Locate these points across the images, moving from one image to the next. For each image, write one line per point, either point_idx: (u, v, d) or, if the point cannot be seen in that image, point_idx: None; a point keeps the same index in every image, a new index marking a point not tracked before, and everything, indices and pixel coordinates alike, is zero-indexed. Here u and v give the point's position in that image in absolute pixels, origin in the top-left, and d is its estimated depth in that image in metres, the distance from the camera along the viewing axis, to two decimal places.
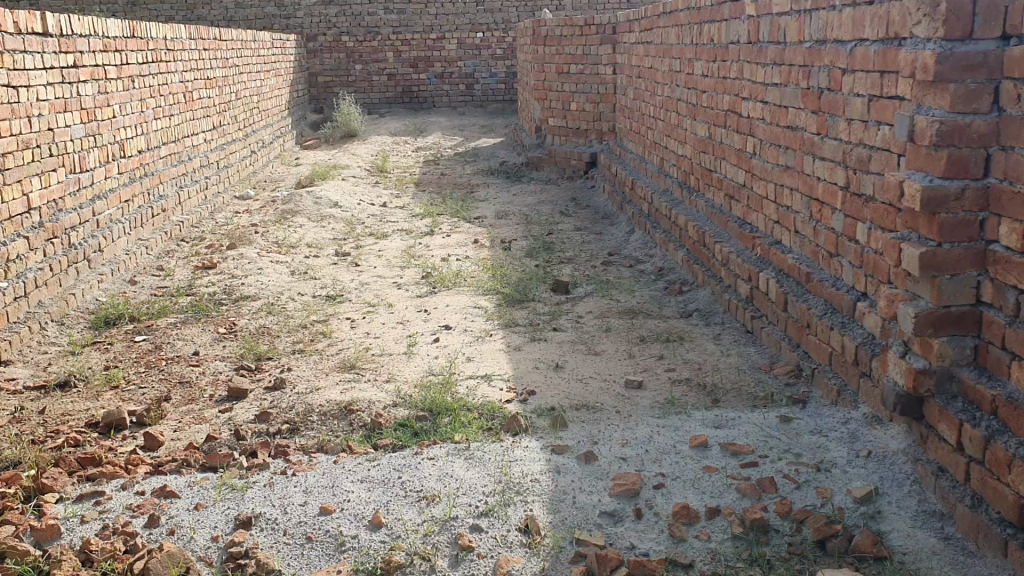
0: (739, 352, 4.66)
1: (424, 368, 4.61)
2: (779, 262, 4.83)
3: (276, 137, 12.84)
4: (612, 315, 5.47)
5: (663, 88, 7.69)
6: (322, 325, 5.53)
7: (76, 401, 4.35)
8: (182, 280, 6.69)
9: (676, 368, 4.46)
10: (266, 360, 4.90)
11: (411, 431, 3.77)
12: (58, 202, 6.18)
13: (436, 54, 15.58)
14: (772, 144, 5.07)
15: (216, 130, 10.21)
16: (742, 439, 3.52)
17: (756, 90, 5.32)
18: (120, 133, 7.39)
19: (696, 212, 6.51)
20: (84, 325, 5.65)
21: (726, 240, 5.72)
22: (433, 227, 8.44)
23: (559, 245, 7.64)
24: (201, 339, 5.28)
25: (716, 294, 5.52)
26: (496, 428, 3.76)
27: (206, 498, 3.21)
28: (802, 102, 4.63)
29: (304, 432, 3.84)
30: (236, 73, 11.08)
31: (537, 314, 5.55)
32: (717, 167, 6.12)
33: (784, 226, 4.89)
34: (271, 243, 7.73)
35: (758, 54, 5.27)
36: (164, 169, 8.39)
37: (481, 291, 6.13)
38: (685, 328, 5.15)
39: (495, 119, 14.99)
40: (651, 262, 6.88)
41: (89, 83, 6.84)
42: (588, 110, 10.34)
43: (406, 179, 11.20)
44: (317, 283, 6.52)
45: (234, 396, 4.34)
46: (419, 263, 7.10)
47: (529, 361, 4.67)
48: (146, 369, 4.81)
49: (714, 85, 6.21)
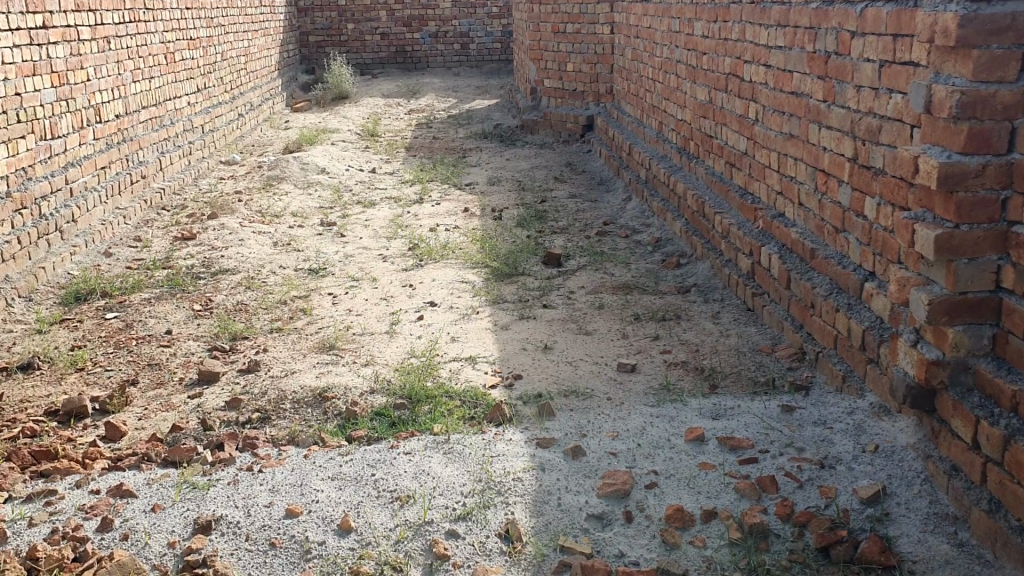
0: (739, 332, 4.42)
1: (406, 350, 4.38)
2: (782, 236, 4.59)
3: (265, 100, 12.52)
4: (606, 290, 5.22)
5: (662, 49, 7.37)
6: (303, 301, 5.29)
7: (38, 387, 4.13)
8: (160, 251, 6.44)
9: (672, 350, 4.23)
10: (242, 340, 4.66)
11: (388, 421, 3.54)
12: (27, 170, 5.92)
13: (430, 13, 15.15)
14: (775, 110, 4.81)
15: (201, 92, 9.90)
16: (740, 431, 3.30)
17: (759, 53, 5.03)
18: (95, 97, 7.10)
19: (696, 180, 6.24)
20: (54, 301, 5.42)
21: (727, 211, 5.46)
22: (423, 195, 8.17)
23: (552, 214, 7.38)
24: (174, 317, 5.04)
25: (715, 268, 5.27)
26: (479, 418, 3.54)
27: (164, 499, 3.00)
28: (807, 67, 4.36)
29: (275, 421, 3.61)
30: (222, 33, 10.72)
31: (527, 290, 5.30)
32: (718, 133, 5.85)
33: (788, 198, 4.64)
34: (254, 212, 7.47)
35: (761, 14, 4.98)
36: (144, 134, 8.10)
37: (469, 265, 5.88)
38: (682, 304, 4.91)
39: (490, 80, 14.64)
40: (648, 231, 6.62)
41: (60, 45, 6.53)
42: (585, 71, 10.02)
43: (397, 144, 10.90)
44: (300, 256, 6.27)
45: (205, 380, 4.11)
46: (406, 233, 6.85)
47: (516, 342, 4.44)
48: (115, 349, 4.59)
49: (715, 47, 5.92)
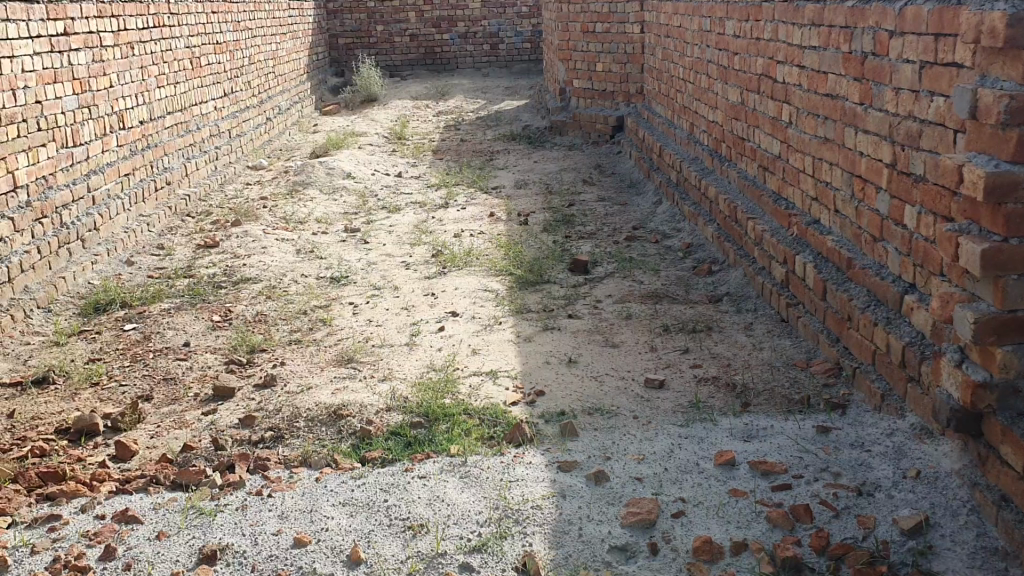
0: (772, 344, 4.24)
1: (425, 364, 4.25)
2: (818, 245, 4.40)
3: (294, 103, 12.47)
4: (634, 299, 5.06)
5: (693, 49, 7.20)
6: (323, 311, 5.18)
7: (51, 403, 4.05)
8: (182, 260, 6.37)
9: (702, 364, 4.06)
10: (259, 353, 4.56)
11: (405, 440, 3.41)
12: (48, 179, 5.87)
13: (460, 13, 15.04)
14: (809, 113, 4.62)
15: (228, 97, 9.86)
16: (773, 455, 3.13)
17: (792, 53, 4.85)
18: (119, 104, 7.05)
19: (728, 183, 6.05)
20: (74, 312, 5.36)
21: (760, 216, 5.28)
22: (448, 200, 8.05)
23: (580, 218, 7.22)
24: (193, 328, 4.95)
25: (748, 276, 5.09)
26: (498, 437, 3.39)
27: (169, 525, 2.88)
28: (842, 68, 4.18)
29: (288, 441, 3.50)
30: (249, 37, 10.68)
31: (552, 299, 5.15)
32: (750, 136, 5.67)
33: (823, 205, 4.46)
34: (278, 218, 7.39)
35: (794, 13, 4.79)
36: (170, 140, 8.05)
37: (494, 272, 5.74)
38: (713, 314, 4.74)
39: (519, 81, 14.51)
40: (679, 236, 6.44)
41: (82, 51, 6.47)
42: (615, 71, 9.85)
43: (424, 147, 10.80)
44: (323, 263, 6.17)
45: (220, 395, 4.01)
46: (430, 239, 6.72)
47: (540, 355, 4.29)
48: (131, 363, 4.51)
49: (747, 47, 5.73)
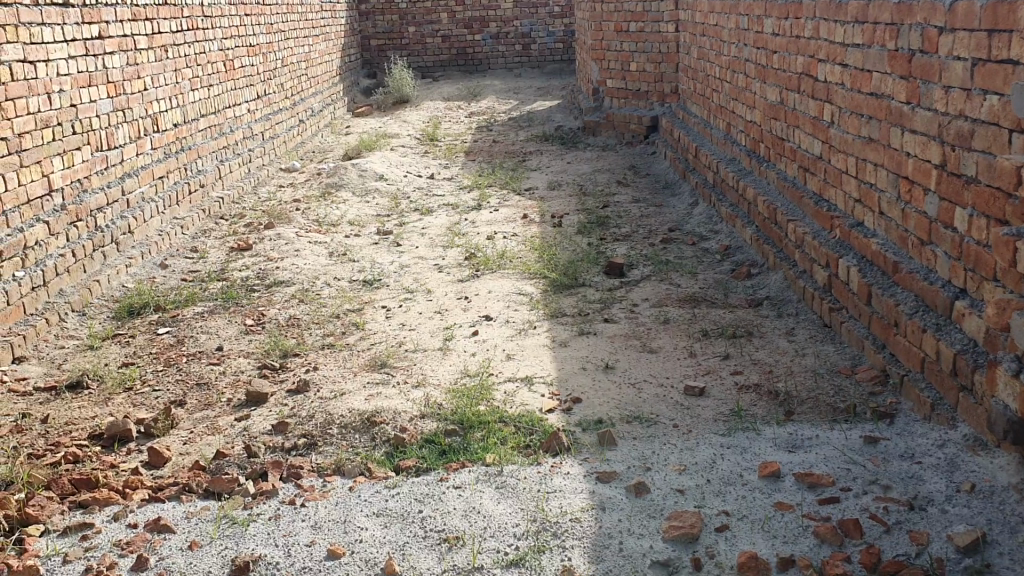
0: (815, 350, 4.13)
1: (459, 369, 4.18)
2: (862, 248, 4.29)
3: (326, 105, 12.48)
4: (671, 303, 4.96)
5: (730, 48, 7.08)
6: (356, 315, 5.13)
7: (85, 407, 4.03)
8: (216, 263, 6.36)
9: (743, 371, 3.96)
10: (292, 358, 4.52)
11: (439, 448, 3.35)
12: (83, 182, 5.89)
13: (491, 14, 14.99)
14: (852, 112, 4.51)
15: (261, 99, 9.88)
16: (819, 467, 3.03)
17: (834, 51, 4.73)
18: (153, 106, 7.06)
19: (767, 185, 5.93)
20: (108, 315, 5.36)
21: (801, 218, 5.16)
22: (481, 201, 7.99)
23: (615, 220, 7.13)
24: (226, 332, 4.92)
25: (788, 279, 4.97)
26: (535, 446, 3.32)
27: (202, 535, 2.84)
28: (888, 66, 4.06)
29: (322, 448, 3.45)
30: (282, 39, 10.69)
31: (588, 303, 5.07)
32: (790, 136, 5.55)
33: (867, 206, 4.34)
34: (311, 221, 7.37)
35: (836, 10, 4.68)
36: (204, 143, 8.07)
37: (528, 275, 5.67)
38: (753, 319, 4.63)
39: (551, 81, 14.43)
40: (716, 238, 6.33)
41: (117, 55, 6.48)
42: (649, 70, 9.75)
43: (456, 148, 10.75)
44: (355, 266, 6.13)
45: (253, 401, 3.97)
46: (463, 242, 6.66)
47: (576, 360, 4.21)
48: (165, 367, 4.49)
49: (786, 45, 5.62)
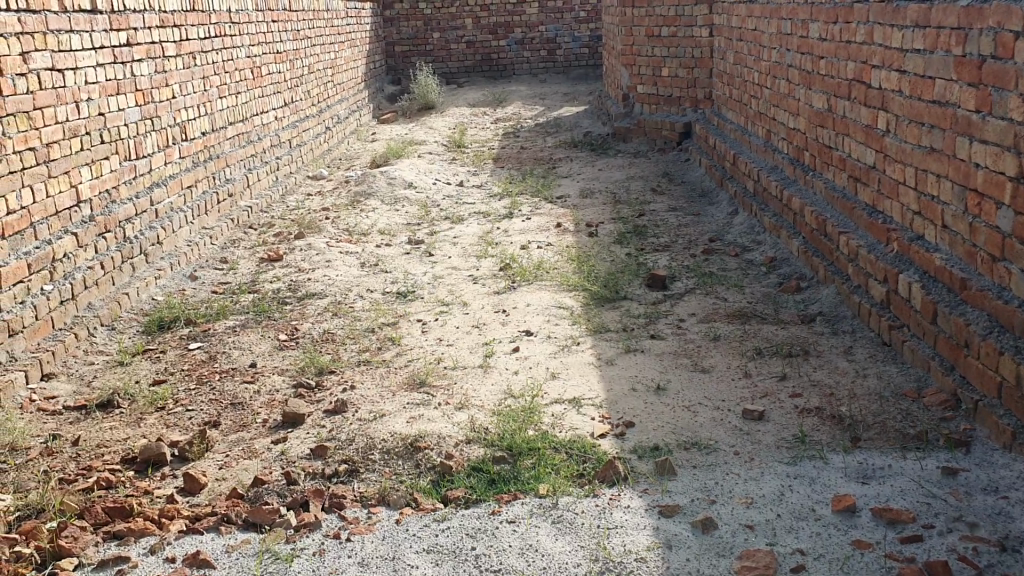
0: (876, 371, 3.94)
1: (503, 389, 4.00)
2: (924, 262, 4.09)
3: (352, 112, 12.36)
4: (720, 319, 4.78)
5: (770, 53, 6.89)
6: (391, 329, 4.96)
7: (116, 429, 3.89)
8: (246, 274, 6.22)
9: (803, 394, 3.78)
10: (328, 375, 4.34)
11: (488, 476, 3.18)
12: (111, 192, 5.78)
13: (517, 19, 14.85)
14: (911, 121, 4.31)
15: (288, 106, 9.76)
16: (897, 500, 2.84)
17: (891, 57, 4.53)
18: (181, 114, 6.95)
19: (813, 195, 5.74)
20: (137, 329, 5.23)
21: (853, 230, 4.96)
22: (513, 210, 7.83)
23: (652, 229, 6.95)
24: (259, 348, 4.76)
25: (841, 294, 4.77)
26: (589, 475, 3.15)
27: (244, 571, 2.69)
28: (954, 73, 3.86)
29: (364, 475, 3.28)
30: (309, 46, 10.58)
31: (632, 318, 4.89)
32: (839, 145, 5.36)
33: (929, 219, 4.14)
34: (341, 230, 7.22)
35: (893, 14, 4.48)
36: (232, 151, 7.95)
37: (568, 288, 5.49)
38: (807, 337, 4.44)
39: (578, 86, 14.27)
40: (760, 249, 6.14)
41: (145, 62, 6.37)
42: (682, 76, 9.55)
43: (484, 154, 10.59)
44: (388, 278, 5.96)
45: (290, 422, 3.80)
46: (497, 252, 6.50)
47: (625, 380, 4.03)
48: (197, 385, 4.34)
49: (834, 51, 5.43)
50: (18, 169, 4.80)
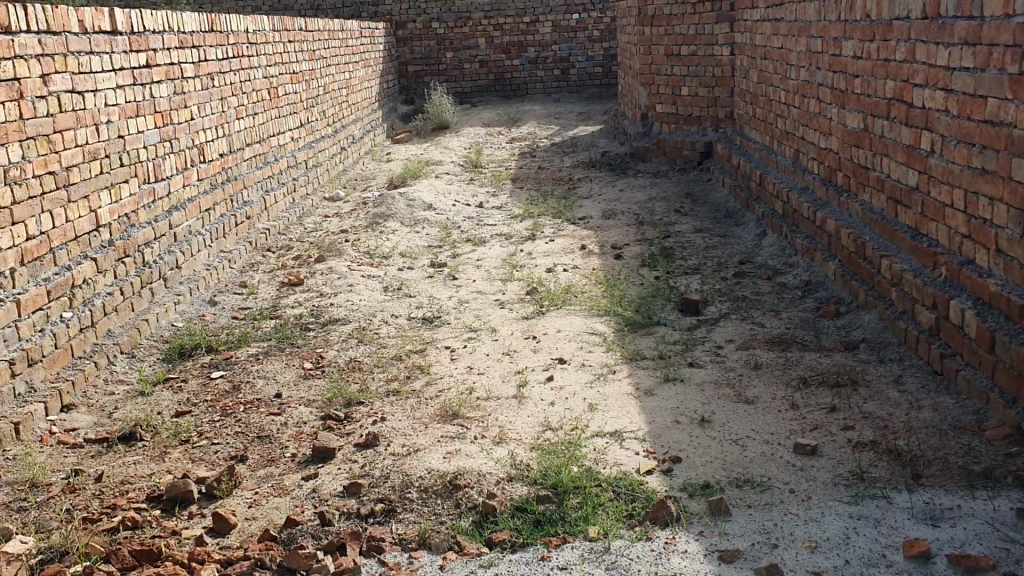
0: (931, 403, 3.79)
1: (540, 421, 3.83)
2: (977, 288, 3.93)
3: (366, 132, 12.27)
4: (759, 346, 4.63)
5: (798, 72, 6.75)
6: (419, 356, 4.79)
7: (139, 464, 3.75)
8: (266, 299, 6.08)
9: (856, 427, 3.63)
10: (356, 407, 4.16)
11: (534, 517, 3.03)
12: (130, 216, 5.66)
13: (530, 38, 14.80)
14: (959, 141, 4.17)
15: (304, 127, 9.66)
16: (972, 546, 2.70)
17: (935, 75, 4.39)
18: (199, 136, 6.85)
19: (848, 216, 5.59)
20: (157, 357, 5.09)
21: (894, 253, 4.81)
22: (535, 231, 7.69)
23: (680, 251, 6.81)
24: (284, 377, 4.60)
25: (885, 320, 4.62)
26: (640, 516, 3.00)
27: None
28: (1008, 92, 3.72)
29: (401, 515, 3.13)
30: (324, 66, 10.49)
31: (668, 345, 4.74)
32: (877, 165, 5.21)
33: (980, 243, 3.99)
34: (361, 253, 7.09)
35: (937, 32, 4.34)
36: (249, 173, 7.84)
37: (598, 313, 5.34)
38: (854, 365, 4.29)
39: (592, 105, 14.17)
40: (793, 272, 5.98)
41: (164, 83, 6.27)
42: (702, 94, 9.41)
43: (502, 174, 10.46)
44: (413, 303, 5.82)
45: (320, 457, 3.65)
46: (523, 275, 6.35)
47: (667, 412, 3.88)
48: (221, 417, 4.19)
49: (870, 69, 5.29)
50: (38, 194, 4.69)
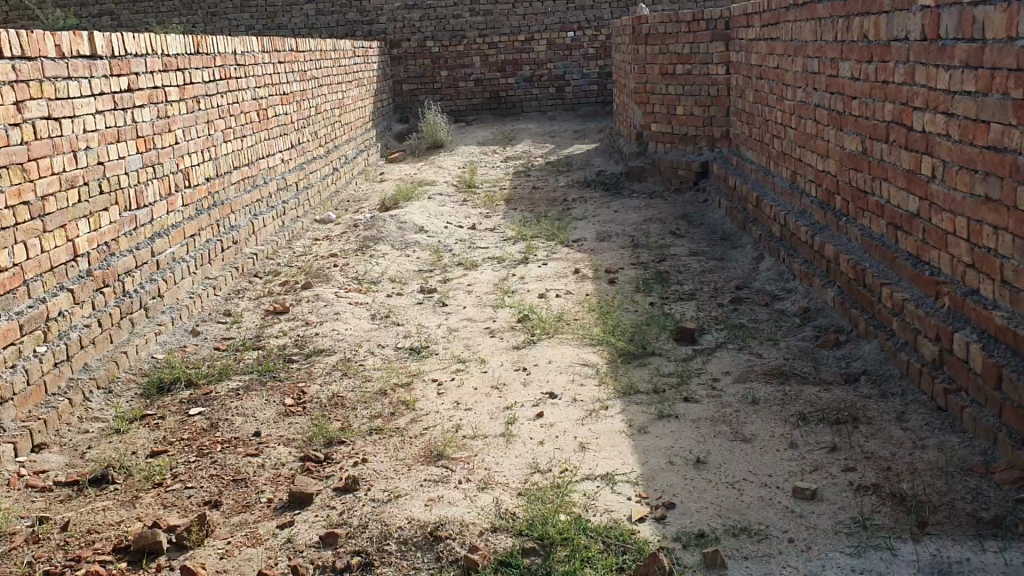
0: (936, 441, 3.63)
1: (528, 463, 3.67)
2: (982, 321, 3.77)
3: (360, 151, 12.13)
4: (757, 379, 4.48)
5: (795, 92, 6.62)
6: (405, 391, 4.63)
7: (109, 511, 3.58)
8: (251, 329, 5.92)
9: (857, 468, 3.47)
10: (338, 447, 4.00)
11: (518, 573, 2.88)
12: (110, 245, 5.51)
13: (525, 56, 14.71)
14: (962, 168, 4.02)
15: (294, 148, 9.51)
16: None
17: (935, 99, 4.25)
18: (184, 160, 6.71)
19: (848, 242, 5.44)
20: (135, 392, 4.93)
21: (895, 281, 4.65)
22: (528, 254, 7.54)
23: (675, 276, 6.66)
24: (263, 414, 4.43)
25: (886, 352, 4.46)
26: (630, 570, 2.85)
27: None
28: (1012, 117, 3.58)
29: (380, 570, 2.97)
30: (315, 86, 10.36)
31: (662, 378, 4.58)
32: (876, 190, 5.07)
33: (985, 273, 3.84)
34: (350, 279, 6.94)
35: (937, 54, 4.20)
36: (236, 197, 7.69)
37: (591, 343, 5.18)
38: (854, 400, 4.13)
39: (587, 123, 14.05)
40: (792, 298, 5.83)
41: (147, 107, 6.13)
42: (697, 114, 9.28)
43: (496, 195, 10.31)
44: (400, 332, 5.66)
45: (297, 502, 3.48)
46: (514, 301, 6.20)
47: (661, 453, 3.71)
48: (197, 458, 4.02)
49: (868, 91, 5.15)
50: (11, 225, 4.54)
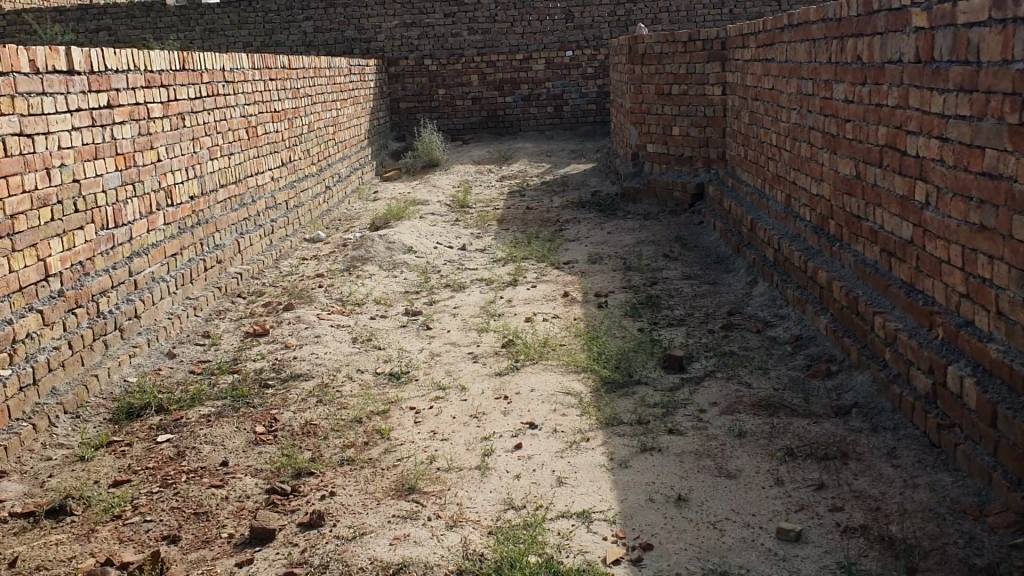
0: (928, 481, 3.48)
1: (501, 498, 3.52)
2: (976, 354, 3.61)
3: (354, 169, 12.04)
4: (745, 411, 4.32)
5: (790, 114, 6.49)
6: (381, 419, 4.48)
7: (61, 545, 3.43)
8: (229, 351, 5.79)
9: (845, 508, 3.32)
10: (306, 478, 3.85)
11: None
12: (85, 264, 5.37)
13: (523, 75, 14.63)
14: (956, 194, 3.88)
15: (286, 166, 9.40)
16: None
17: (929, 122, 4.11)
18: (167, 178, 6.58)
19: (841, 268, 5.30)
20: (104, 417, 4.78)
21: (888, 310, 4.51)
22: (517, 276, 7.40)
23: (665, 300, 6.51)
24: (232, 443, 4.28)
25: (879, 383, 4.31)
26: None
27: None
28: (1008, 144, 3.44)
29: None
30: (309, 104, 10.24)
31: (647, 409, 4.43)
32: (870, 215, 4.93)
33: (979, 304, 3.69)
34: (333, 300, 6.81)
35: (931, 76, 4.06)
36: (222, 215, 7.55)
37: (576, 370, 5.03)
38: (845, 435, 3.98)
39: (585, 143, 13.94)
40: (784, 324, 5.68)
41: (127, 124, 6.00)
42: (694, 134, 9.15)
43: (488, 215, 10.20)
44: (381, 356, 5.52)
45: (257, 538, 3.33)
46: (499, 325, 6.05)
47: (641, 489, 3.56)
48: (161, 489, 3.87)
49: (861, 113, 5.02)
50: None
